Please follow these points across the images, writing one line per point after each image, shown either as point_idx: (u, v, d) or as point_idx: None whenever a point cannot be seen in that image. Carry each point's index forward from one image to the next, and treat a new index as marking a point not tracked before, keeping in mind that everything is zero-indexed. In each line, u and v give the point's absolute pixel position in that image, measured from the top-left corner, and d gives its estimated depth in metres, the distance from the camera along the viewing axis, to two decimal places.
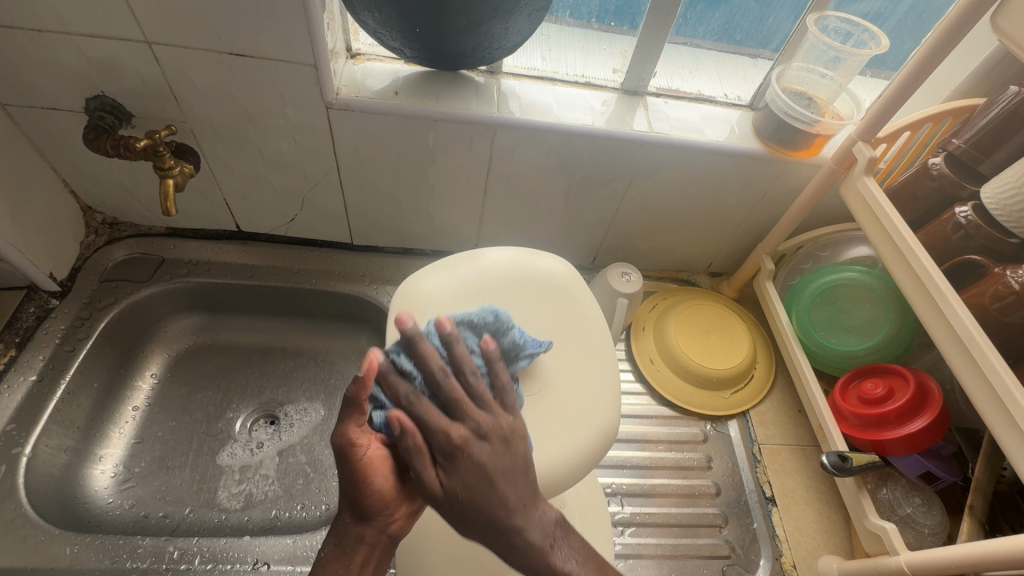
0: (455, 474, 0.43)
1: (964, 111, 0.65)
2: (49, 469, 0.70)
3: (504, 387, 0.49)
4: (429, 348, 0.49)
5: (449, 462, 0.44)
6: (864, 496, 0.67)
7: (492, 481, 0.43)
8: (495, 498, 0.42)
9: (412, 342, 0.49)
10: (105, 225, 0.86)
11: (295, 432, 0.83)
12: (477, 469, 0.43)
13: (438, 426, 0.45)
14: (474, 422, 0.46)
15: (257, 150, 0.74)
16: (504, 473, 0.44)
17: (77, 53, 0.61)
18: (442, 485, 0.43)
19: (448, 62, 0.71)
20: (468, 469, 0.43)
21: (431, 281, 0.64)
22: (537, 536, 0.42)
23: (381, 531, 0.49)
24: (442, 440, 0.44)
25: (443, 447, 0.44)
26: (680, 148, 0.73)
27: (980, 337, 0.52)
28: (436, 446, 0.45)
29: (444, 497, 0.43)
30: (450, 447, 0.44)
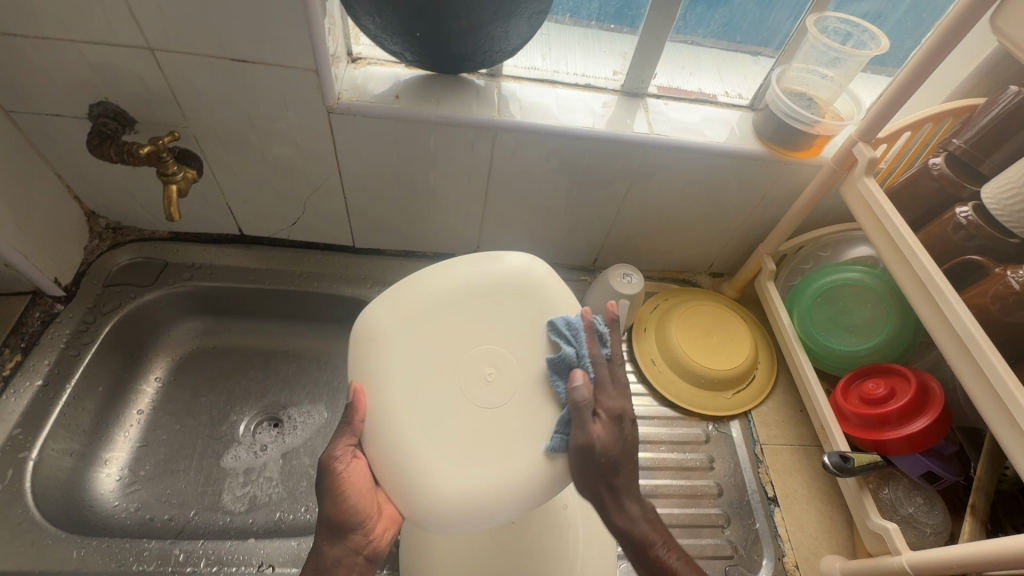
0: (610, 431, 0.56)
1: (964, 111, 0.65)
2: (56, 472, 0.70)
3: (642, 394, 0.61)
4: (616, 336, 0.61)
5: (611, 423, 0.56)
6: (866, 495, 0.67)
7: (626, 456, 0.56)
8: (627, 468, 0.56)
9: (611, 323, 0.62)
10: (108, 230, 0.86)
11: (298, 434, 0.84)
12: (624, 440, 0.56)
13: (607, 395, 0.58)
14: (629, 408, 0.59)
15: (260, 155, 0.74)
16: (635, 454, 0.57)
17: (80, 60, 0.62)
18: (600, 440, 0.55)
19: (448, 66, 0.71)
20: (620, 436, 0.56)
21: (384, 308, 0.60)
22: (635, 509, 0.56)
23: (356, 551, 0.56)
24: (611, 406, 0.57)
25: (610, 411, 0.57)
26: (681, 149, 0.73)
27: (981, 338, 0.52)
28: (605, 405, 0.57)
29: (599, 450, 0.54)
30: (613, 414, 0.57)
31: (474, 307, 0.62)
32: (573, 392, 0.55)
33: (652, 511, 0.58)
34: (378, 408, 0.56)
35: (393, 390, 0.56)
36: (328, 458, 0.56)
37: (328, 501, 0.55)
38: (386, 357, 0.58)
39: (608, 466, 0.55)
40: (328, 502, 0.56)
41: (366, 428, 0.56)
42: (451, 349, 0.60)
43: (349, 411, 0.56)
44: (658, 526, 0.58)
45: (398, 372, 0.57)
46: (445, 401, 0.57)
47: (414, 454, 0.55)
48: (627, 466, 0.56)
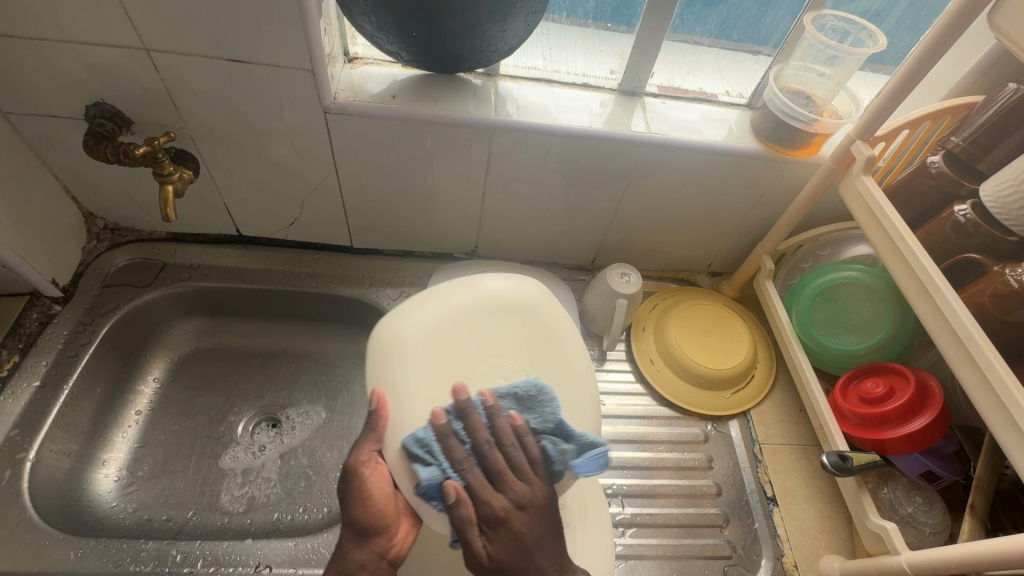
0: (498, 541, 0.52)
1: (962, 109, 0.64)
2: (53, 473, 0.70)
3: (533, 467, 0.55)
4: (477, 421, 0.55)
5: (495, 532, 0.53)
6: (865, 495, 0.67)
7: (528, 553, 0.52)
8: (529, 566, 0.52)
9: (464, 414, 0.55)
10: (107, 230, 0.86)
11: (296, 435, 0.84)
12: (517, 539, 0.52)
13: (485, 499, 0.53)
14: (512, 494, 0.54)
15: (257, 156, 0.74)
16: (537, 542, 0.53)
17: (76, 61, 0.62)
18: (489, 553, 0.52)
19: (445, 66, 0.71)
20: (507, 539, 0.52)
21: (404, 318, 0.60)
22: None
23: (380, 555, 0.55)
24: (491, 511, 0.53)
25: (491, 516, 0.53)
26: (678, 148, 0.73)
27: (979, 336, 0.52)
28: (484, 515, 0.53)
29: (489, 563, 0.52)
30: (496, 521, 0.53)
31: (490, 320, 0.63)
32: (452, 512, 0.52)
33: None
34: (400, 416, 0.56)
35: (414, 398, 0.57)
36: (354, 463, 0.55)
37: (355, 503, 0.55)
38: (404, 366, 0.58)
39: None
40: (354, 506, 0.55)
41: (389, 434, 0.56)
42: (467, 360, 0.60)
43: (374, 416, 0.56)
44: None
45: (418, 380, 0.58)
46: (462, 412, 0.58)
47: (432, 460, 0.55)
48: (531, 565, 0.52)
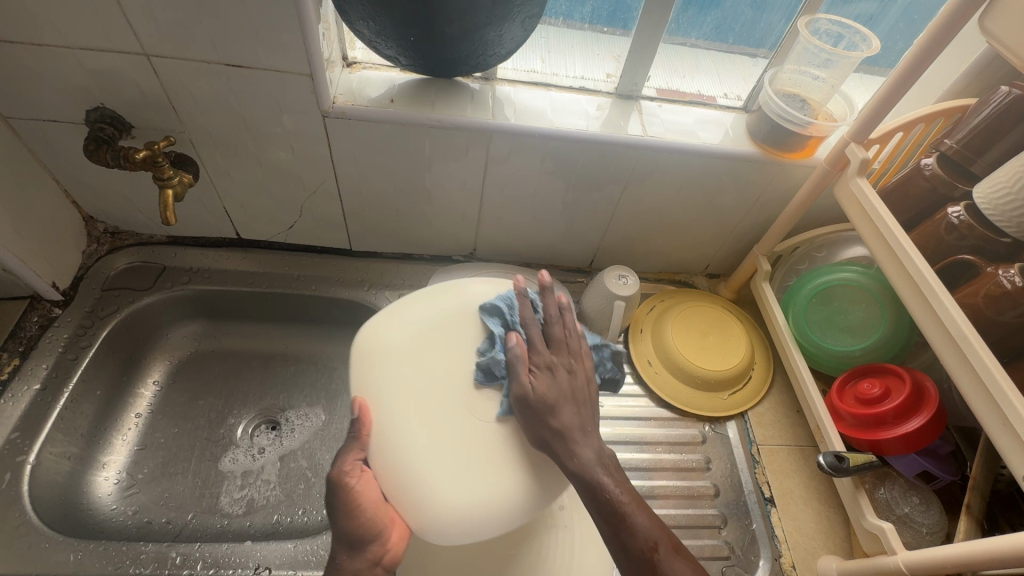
0: (543, 381, 0.59)
1: (956, 112, 0.65)
2: (53, 476, 0.71)
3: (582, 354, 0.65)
4: (551, 303, 0.66)
5: (542, 373, 0.60)
6: (861, 495, 0.67)
7: (565, 401, 0.59)
8: (566, 412, 0.58)
9: (544, 292, 0.66)
10: (106, 234, 0.86)
11: (296, 437, 0.84)
12: (559, 386, 0.60)
13: (540, 351, 0.62)
14: (563, 361, 0.62)
15: (256, 160, 0.75)
16: (577, 400, 0.60)
17: (77, 66, 0.62)
18: (532, 389, 0.59)
19: (443, 70, 0.71)
20: (556, 384, 0.60)
21: (384, 325, 0.62)
22: (588, 453, 0.56)
23: (376, 561, 0.55)
24: (542, 359, 0.61)
25: (541, 363, 0.61)
26: (675, 151, 0.74)
27: (973, 338, 0.52)
28: (535, 361, 0.61)
29: (532, 392, 0.58)
30: (543, 369, 0.61)
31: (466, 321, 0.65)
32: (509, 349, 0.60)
33: (609, 457, 0.57)
34: (384, 419, 0.57)
35: (396, 402, 0.58)
36: (338, 474, 0.54)
37: (342, 517, 0.54)
38: (387, 374, 0.60)
39: (543, 409, 0.58)
40: (342, 520, 0.54)
41: (373, 440, 0.57)
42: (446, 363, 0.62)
43: (356, 425, 0.57)
44: (617, 475, 0.56)
45: (397, 384, 0.59)
46: (443, 413, 0.59)
47: (418, 461, 0.56)
48: (564, 410, 0.58)
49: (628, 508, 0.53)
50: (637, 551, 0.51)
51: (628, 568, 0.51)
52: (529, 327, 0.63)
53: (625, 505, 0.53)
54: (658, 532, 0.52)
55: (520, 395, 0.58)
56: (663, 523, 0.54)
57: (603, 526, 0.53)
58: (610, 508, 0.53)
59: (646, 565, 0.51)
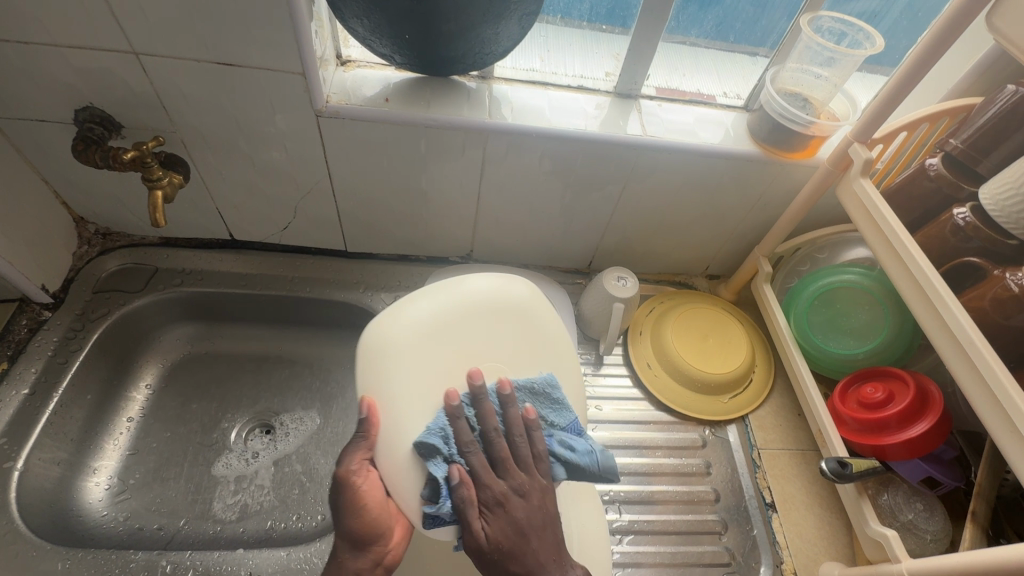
0: (495, 522, 0.53)
1: (961, 111, 0.64)
2: (42, 482, 0.70)
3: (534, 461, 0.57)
4: (489, 407, 0.57)
5: (492, 513, 0.54)
6: (865, 501, 0.66)
7: (523, 536, 0.53)
8: (527, 549, 0.52)
9: (478, 400, 0.57)
10: (98, 235, 0.85)
11: (290, 441, 0.83)
12: (514, 522, 0.53)
13: (485, 483, 0.54)
14: (512, 481, 0.55)
15: (249, 160, 0.74)
16: (535, 529, 0.54)
17: (64, 65, 0.61)
18: (485, 537, 0.52)
19: (438, 69, 0.70)
20: (506, 522, 0.53)
21: (397, 321, 0.59)
22: None
23: (375, 561, 0.55)
24: (491, 493, 0.54)
25: (491, 499, 0.54)
26: (675, 151, 0.72)
27: (981, 343, 0.51)
28: (482, 498, 0.54)
29: (487, 544, 0.52)
30: (494, 504, 0.54)
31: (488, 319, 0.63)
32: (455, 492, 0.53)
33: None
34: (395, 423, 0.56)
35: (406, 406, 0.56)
36: (344, 473, 0.54)
37: (347, 515, 0.53)
38: (398, 372, 0.57)
39: (504, 558, 0.52)
40: (346, 519, 0.54)
41: (380, 441, 0.56)
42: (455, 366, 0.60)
43: (364, 424, 0.55)
44: None
45: (406, 386, 0.57)
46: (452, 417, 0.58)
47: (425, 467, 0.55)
48: (527, 551, 0.52)
49: None
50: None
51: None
52: (469, 457, 0.55)
53: None
54: None
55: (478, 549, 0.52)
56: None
57: None
58: None
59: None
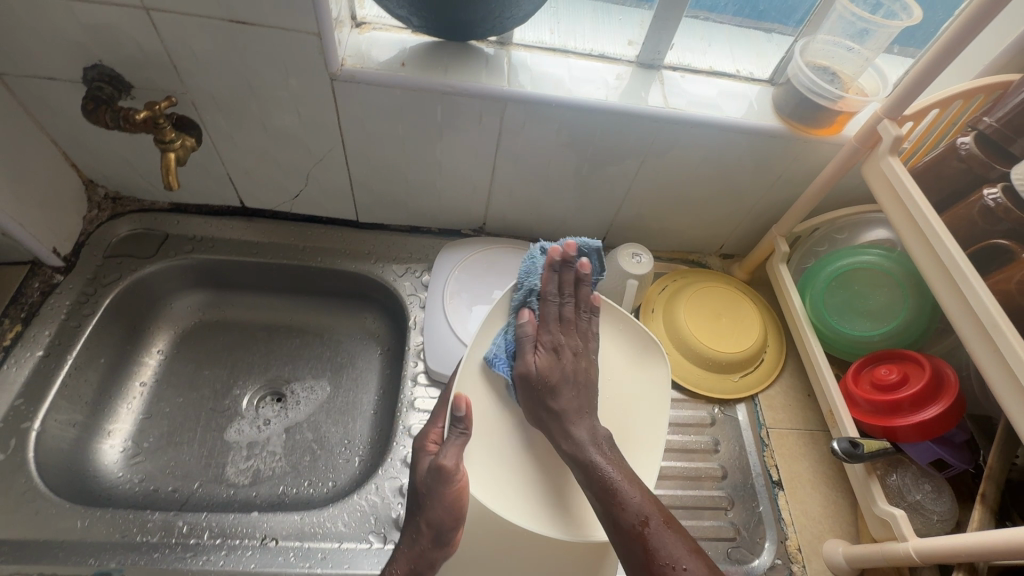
0: (548, 361, 0.63)
1: (997, 87, 0.61)
2: (59, 443, 0.70)
3: (591, 334, 0.67)
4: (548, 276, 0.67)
5: (548, 354, 0.64)
6: (873, 482, 0.66)
7: (566, 380, 0.63)
8: (564, 393, 0.62)
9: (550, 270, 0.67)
10: (107, 200, 0.85)
11: (302, 409, 0.83)
12: (563, 367, 0.63)
13: (549, 331, 0.65)
14: (569, 342, 0.65)
15: (260, 123, 0.72)
16: (580, 380, 0.63)
17: (71, 19, 0.59)
18: (535, 364, 0.63)
19: (457, 32, 0.68)
20: (561, 365, 0.63)
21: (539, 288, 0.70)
22: (584, 432, 0.60)
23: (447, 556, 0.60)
24: (551, 338, 0.65)
25: (547, 343, 0.64)
26: (696, 125, 0.70)
27: (1004, 326, 0.50)
28: (543, 340, 0.65)
29: (535, 372, 0.62)
30: (548, 348, 0.64)
31: None
32: (519, 328, 0.65)
33: (605, 437, 0.61)
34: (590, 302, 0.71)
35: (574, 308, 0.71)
36: (446, 468, 0.57)
37: (441, 504, 0.57)
38: None
39: (545, 389, 0.62)
40: (441, 509, 0.57)
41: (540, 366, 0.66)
42: (623, 351, 0.72)
43: (462, 420, 0.59)
44: (610, 453, 0.59)
45: None
46: None
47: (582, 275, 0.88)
48: (560, 375, 0.63)
49: (620, 486, 0.56)
50: (628, 526, 0.54)
51: (615, 536, 0.54)
52: (546, 304, 0.66)
53: (616, 482, 0.56)
54: (649, 507, 0.55)
55: (527, 377, 0.62)
56: (656, 501, 0.56)
57: (596, 502, 0.57)
58: (601, 487, 0.56)
59: (637, 538, 0.53)
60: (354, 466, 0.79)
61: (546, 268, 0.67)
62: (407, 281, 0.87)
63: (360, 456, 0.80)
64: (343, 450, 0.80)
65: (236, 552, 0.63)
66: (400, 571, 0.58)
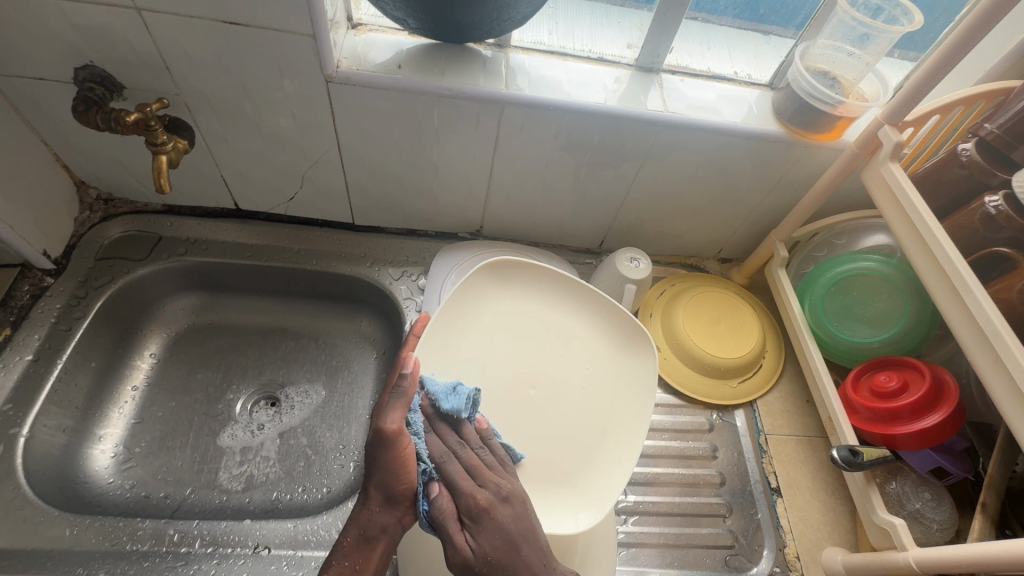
0: (483, 535, 0.52)
1: (999, 94, 0.61)
2: (48, 449, 0.69)
3: (506, 461, 0.59)
4: (433, 434, 0.58)
5: (476, 523, 0.53)
6: (873, 490, 0.66)
7: (514, 542, 0.52)
8: (518, 560, 0.51)
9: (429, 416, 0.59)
10: (100, 201, 0.84)
11: (296, 414, 0.82)
12: (501, 532, 0.53)
13: (464, 491, 0.55)
14: (494, 487, 0.55)
15: (254, 125, 0.71)
16: (525, 535, 0.53)
17: (62, 20, 0.58)
18: (473, 547, 0.52)
19: (455, 34, 0.67)
20: (492, 532, 0.52)
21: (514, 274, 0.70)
22: None
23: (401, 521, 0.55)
24: (471, 502, 0.54)
25: (471, 508, 0.54)
26: (696, 129, 0.70)
27: (1005, 334, 0.49)
28: (463, 506, 0.54)
29: (475, 556, 0.51)
30: (477, 513, 0.53)
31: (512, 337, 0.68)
32: (433, 503, 0.54)
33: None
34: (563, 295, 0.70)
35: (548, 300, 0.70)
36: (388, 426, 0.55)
37: (385, 469, 0.55)
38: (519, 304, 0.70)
39: (494, 569, 0.51)
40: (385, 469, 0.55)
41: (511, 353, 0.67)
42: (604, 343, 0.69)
43: (406, 381, 0.58)
44: None
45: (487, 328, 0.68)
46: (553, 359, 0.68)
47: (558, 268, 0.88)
48: (505, 541, 0.52)
49: None
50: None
51: None
52: (442, 465, 0.56)
53: None
54: None
55: (469, 565, 0.51)
56: None
57: None
58: None
59: None
60: (349, 472, 0.78)
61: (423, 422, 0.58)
62: (403, 284, 0.86)
63: (354, 463, 0.79)
64: (338, 456, 0.79)
65: (228, 560, 0.62)
66: (350, 540, 0.54)
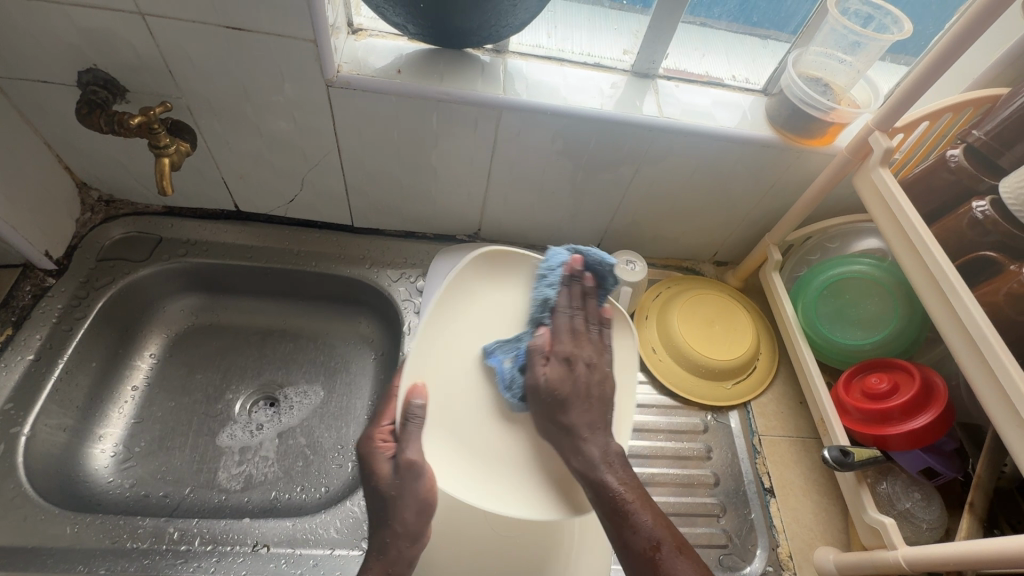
0: (558, 372, 0.60)
1: (986, 101, 0.62)
2: (49, 448, 0.70)
3: (605, 346, 0.64)
4: (569, 292, 0.63)
5: (558, 364, 0.61)
6: (864, 490, 0.67)
7: (577, 394, 0.60)
8: (572, 407, 0.59)
9: (570, 277, 0.63)
10: (101, 202, 0.84)
11: (295, 414, 0.83)
12: (574, 378, 0.60)
13: (561, 344, 0.62)
14: (585, 350, 0.62)
15: (255, 129, 0.72)
16: (591, 394, 0.61)
17: (67, 24, 0.59)
18: (546, 378, 0.60)
19: (454, 39, 0.68)
20: (569, 378, 0.60)
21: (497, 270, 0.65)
22: (595, 450, 0.58)
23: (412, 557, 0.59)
24: (564, 350, 0.61)
25: (561, 354, 0.61)
26: (691, 134, 0.71)
27: (993, 338, 0.51)
28: (555, 350, 0.62)
29: (545, 385, 0.60)
30: (560, 359, 0.61)
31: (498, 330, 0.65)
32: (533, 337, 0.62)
33: (617, 454, 0.58)
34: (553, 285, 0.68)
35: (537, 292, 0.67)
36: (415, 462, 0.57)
37: (413, 501, 0.57)
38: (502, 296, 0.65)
39: (554, 402, 0.59)
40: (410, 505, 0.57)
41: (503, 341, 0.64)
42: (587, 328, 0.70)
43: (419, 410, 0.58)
44: (622, 472, 0.57)
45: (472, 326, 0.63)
46: None
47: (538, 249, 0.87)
48: (571, 386, 0.60)
49: (633, 507, 0.55)
50: (640, 551, 0.54)
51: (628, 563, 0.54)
52: (556, 317, 0.63)
53: (630, 503, 0.55)
54: (662, 533, 0.54)
55: (535, 390, 0.60)
56: (668, 523, 0.56)
57: (608, 525, 0.56)
58: (614, 507, 0.55)
59: (648, 564, 0.53)
60: (347, 472, 0.79)
61: (562, 275, 0.63)
62: (402, 286, 0.87)
63: (353, 462, 0.80)
64: (336, 456, 0.80)
65: (228, 558, 0.63)
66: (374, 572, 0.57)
